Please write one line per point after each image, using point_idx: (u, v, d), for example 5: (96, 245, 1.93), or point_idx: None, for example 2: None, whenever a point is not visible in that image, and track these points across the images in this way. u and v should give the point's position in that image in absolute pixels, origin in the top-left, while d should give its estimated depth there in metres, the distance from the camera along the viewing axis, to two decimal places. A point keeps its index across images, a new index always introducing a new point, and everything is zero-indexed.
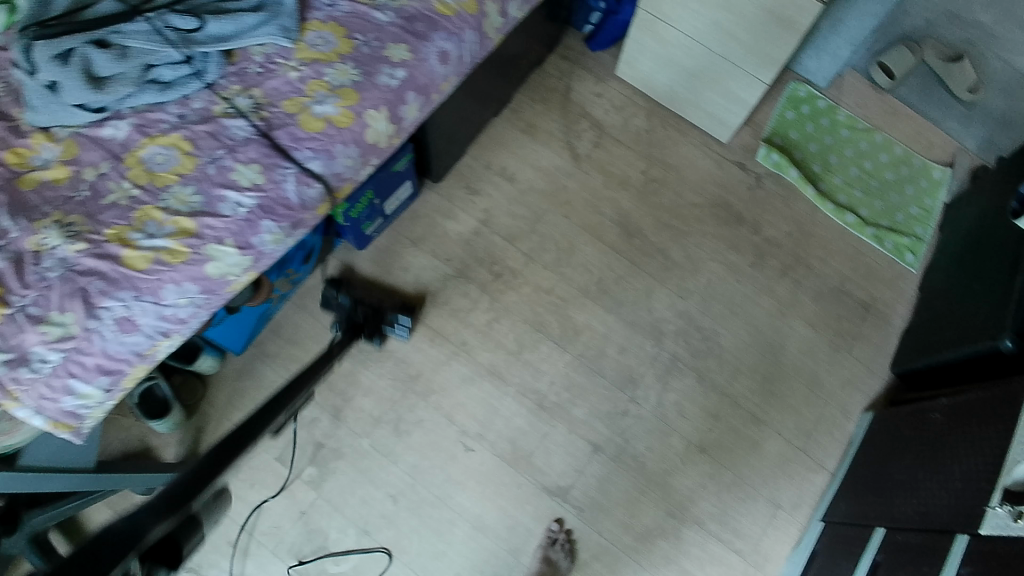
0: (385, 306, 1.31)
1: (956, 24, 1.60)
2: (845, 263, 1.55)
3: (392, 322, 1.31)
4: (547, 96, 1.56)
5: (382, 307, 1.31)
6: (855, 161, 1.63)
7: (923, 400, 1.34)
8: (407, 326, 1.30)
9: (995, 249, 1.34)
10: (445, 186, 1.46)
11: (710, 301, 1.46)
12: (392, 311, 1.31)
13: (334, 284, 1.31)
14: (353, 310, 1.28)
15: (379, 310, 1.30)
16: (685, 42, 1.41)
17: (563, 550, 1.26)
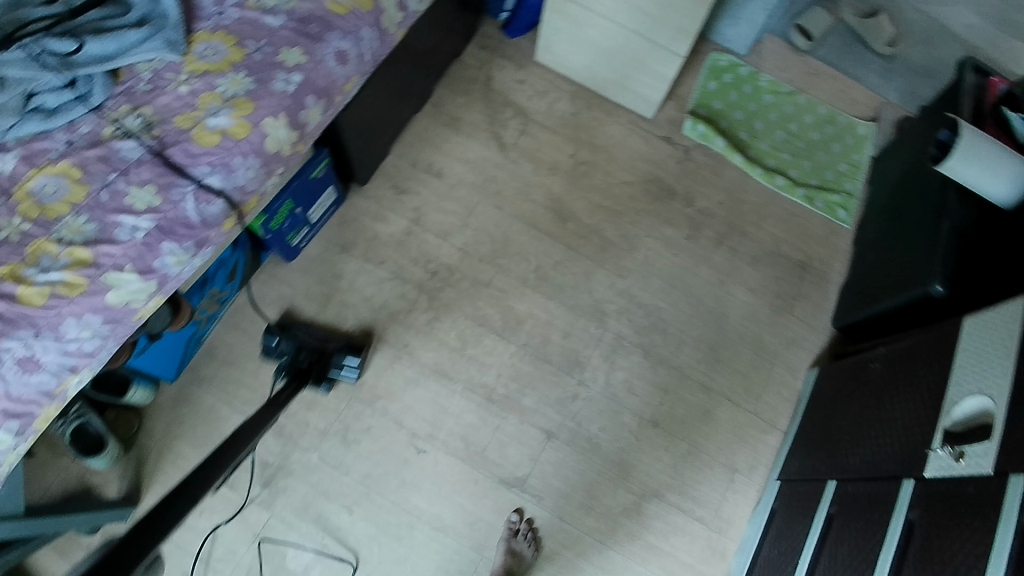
0: (330, 348, 1.28)
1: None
2: (779, 226, 1.57)
3: (340, 364, 1.27)
4: (469, 88, 1.54)
5: (326, 347, 1.27)
6: (781, 125, 1.64)
7: (863, 351, 1.37)
8: (354, 366, 1.27)
9: (921, 197, 1.38)
10: (373, 188, 1.44)
11: (649, 277, 1.47)
12: (337, 353, 1.27)
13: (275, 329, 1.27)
14: (296, 355, 1.25)
15: (326, 352, 1.27)
16: (598, 22, 1.40)
17: (526, 539, 1.24)
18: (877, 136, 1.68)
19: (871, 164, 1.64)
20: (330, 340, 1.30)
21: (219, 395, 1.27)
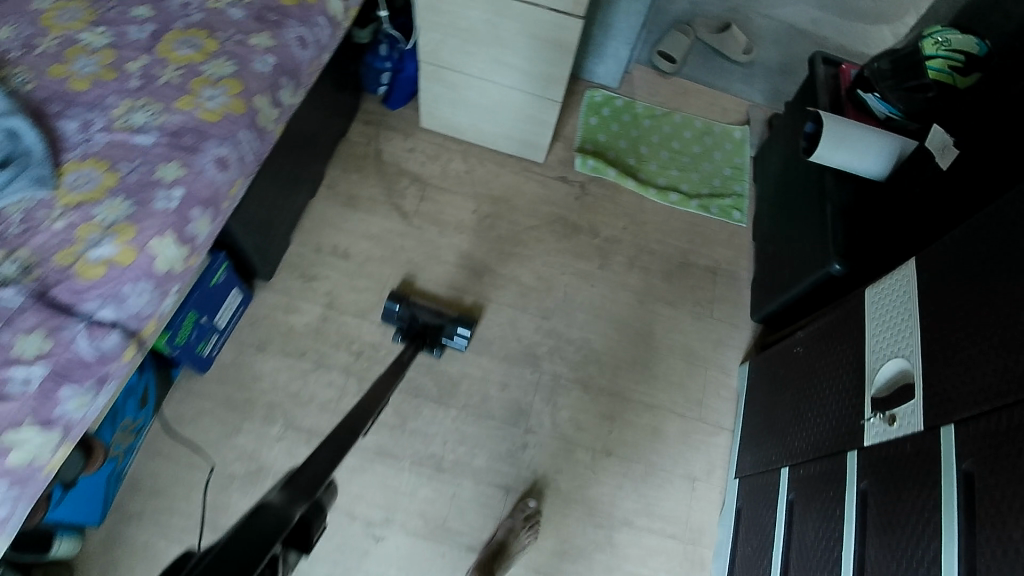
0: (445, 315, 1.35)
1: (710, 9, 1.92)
2: (682, 238, 1.64)
3: (451, 332, 1.35)
4: (360, 165, 1.55)
5: (442, 315, 1.35)
6: (663, 146, 1.72)
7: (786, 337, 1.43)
8: (466, 334, 1.34)
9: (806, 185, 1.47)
10: (281, 282, 1.41)
11: (572, 313, 1.49)
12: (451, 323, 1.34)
13: (397, 298, 1.36)
14: (414, 320, 1.34)
15: (439, 320, 1.34)
16: (474, 83, 1.45)
17: (529, 531, 1.25)
18: (754, 136, 1.78)
19: (754, 164, 1.75)
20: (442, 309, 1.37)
21: (152, 529, 1.19)
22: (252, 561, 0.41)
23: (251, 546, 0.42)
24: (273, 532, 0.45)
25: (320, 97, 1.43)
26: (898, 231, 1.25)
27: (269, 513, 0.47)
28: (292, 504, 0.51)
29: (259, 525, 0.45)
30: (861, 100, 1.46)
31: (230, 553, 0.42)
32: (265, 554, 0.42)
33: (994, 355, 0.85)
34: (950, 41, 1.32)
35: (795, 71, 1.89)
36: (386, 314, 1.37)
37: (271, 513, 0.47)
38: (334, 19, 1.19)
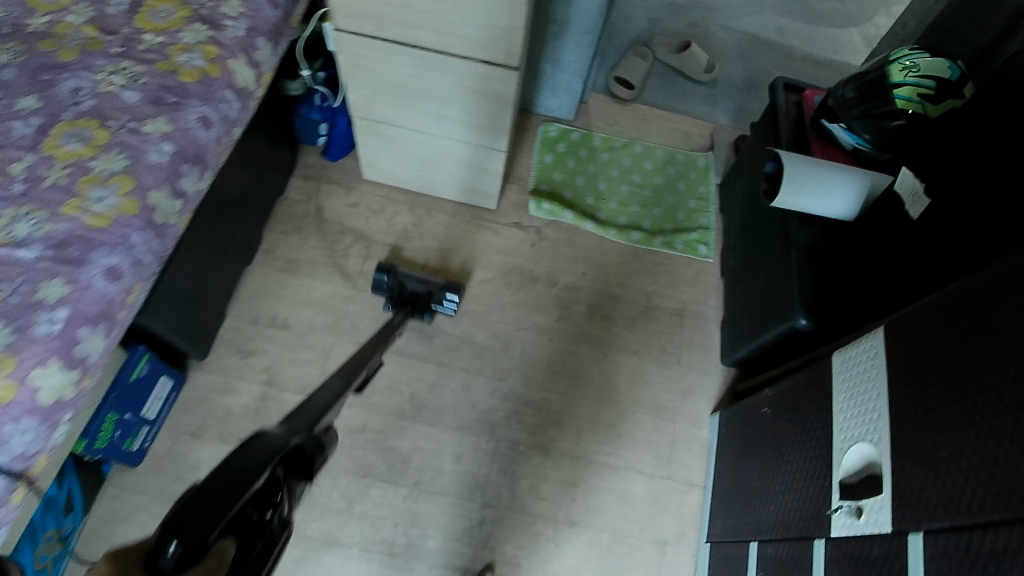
0: (432, 283, 1.37)
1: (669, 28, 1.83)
2: (647, 280, 1.55)
3: (441, 298, 1.37)
4: (300, 224, 1.47)
5: (431, 283, 1.37)
6: (622, 180, 1.64)
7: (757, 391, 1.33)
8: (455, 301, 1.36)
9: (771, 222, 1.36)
10: (217, 360, 1.34)
11: (530, 372, 1.41)
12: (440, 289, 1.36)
13: (386, 269, 1.37)
14: (403, 288, 1.36)
15: (428, 286, 1.36)
16: (412, 135, 1.36)
17: None
18: (719, 163, 1.68)
19: (720, 194, 1.66)
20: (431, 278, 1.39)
21: None
22: (251, 469, 0.52)
23: (251, 459, 0.53)
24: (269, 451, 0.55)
25: (247, 160, 1.35)
26: (864, 277, 1.14)
27: (266, 439, 0.57)
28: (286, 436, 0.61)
29: (262, 442, 0.56)
30: (827, 131, 1.35)
31: (235, 464, 0.53)
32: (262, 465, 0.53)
33: (968, 457, 0.74)
34: (921, 66, 1.19)
35: (761, 89, 1.79)
36: (375, 286, 1.38)
37: (270, 435, 0.58)
38: (243, 90, 1.10)
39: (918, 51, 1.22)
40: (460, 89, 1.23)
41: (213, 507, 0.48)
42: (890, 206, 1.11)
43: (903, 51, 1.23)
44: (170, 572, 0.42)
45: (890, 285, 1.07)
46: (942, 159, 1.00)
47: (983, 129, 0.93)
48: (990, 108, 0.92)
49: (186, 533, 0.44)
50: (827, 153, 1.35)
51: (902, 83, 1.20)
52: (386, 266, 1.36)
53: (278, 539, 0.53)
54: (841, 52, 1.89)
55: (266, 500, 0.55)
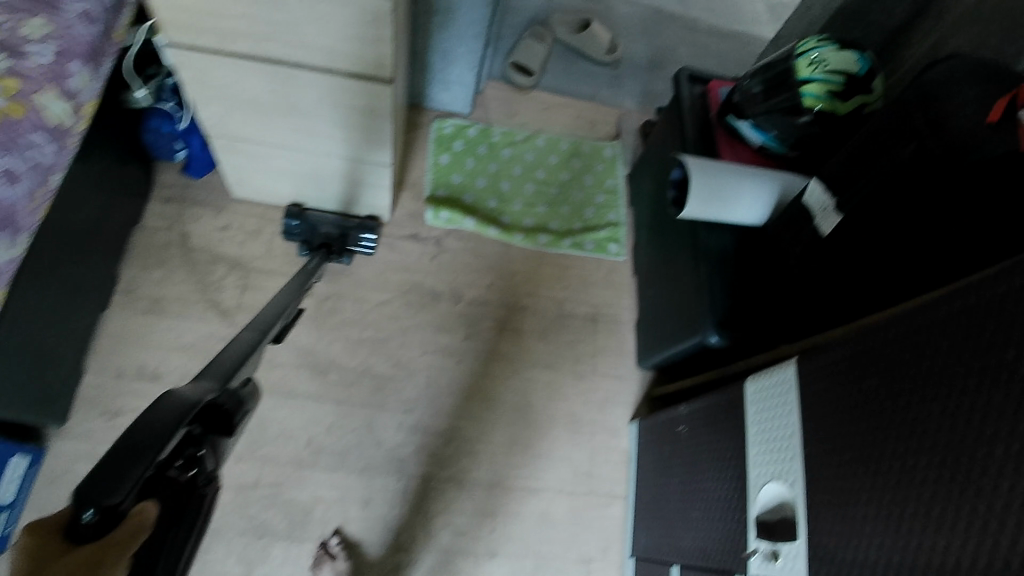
0: (346, 224, 1.33)
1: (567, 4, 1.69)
2: (558, 286, 1.46)
3: (357, 239, 1.33)
4: (163, 256, 1.29)
5: (345, 224, 1.32)
6: (527, 178, 1.53)
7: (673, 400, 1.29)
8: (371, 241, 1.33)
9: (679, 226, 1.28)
10: (77, 424, 1.17)
11: (439, 398, 1.31)
12: (355, 228, 1.32)
13: (295, 213, 1.31)
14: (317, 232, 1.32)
15: (343, 226, 1.32)
16: (282, 152, 1.21)
17: None
18: (625, 152, 1.60)
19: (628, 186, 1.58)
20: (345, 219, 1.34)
21: None
22: (165, 426, 0.50)
23: (166, 416, 0.51)
24: (178, 411, 0.52)
25: (88, 191, 1.15)
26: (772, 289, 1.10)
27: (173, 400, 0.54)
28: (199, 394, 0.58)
29: (171, 401, 0.53)
30: (733, 128, 1.28)
31: (140, 424, 0.50)
32: (176, 426, 0.50)
33: (881, 525, 0.67)
34: (829, 60, 1.11)
35: (667, 66, 1.70)
36: (286, 233, 1.33)
37: (183, 393, 0.56)
38: (58, 129, 0.91)
39: (825, 42, 1.14)
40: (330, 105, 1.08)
41: (132, 465, 0.46)
42: (799, 218, 1.05)
43: (810, 43, 1.15)
44: (91, 534, 0.42)
45: (801, 302, 1.03)
46: (846, 169, 0.93)
47: (886, 141, 0.85)
48: (896, 120, 0.85)
49: (104, 497, 0.43)
50: (735, 150, 1.28)
51: (809, 80, 1.11)
52: (295, 210, 1.31)
53: (199, 501, 0.53)
54: (742, 25, 1.82)
55: (190, 456, 0.55)
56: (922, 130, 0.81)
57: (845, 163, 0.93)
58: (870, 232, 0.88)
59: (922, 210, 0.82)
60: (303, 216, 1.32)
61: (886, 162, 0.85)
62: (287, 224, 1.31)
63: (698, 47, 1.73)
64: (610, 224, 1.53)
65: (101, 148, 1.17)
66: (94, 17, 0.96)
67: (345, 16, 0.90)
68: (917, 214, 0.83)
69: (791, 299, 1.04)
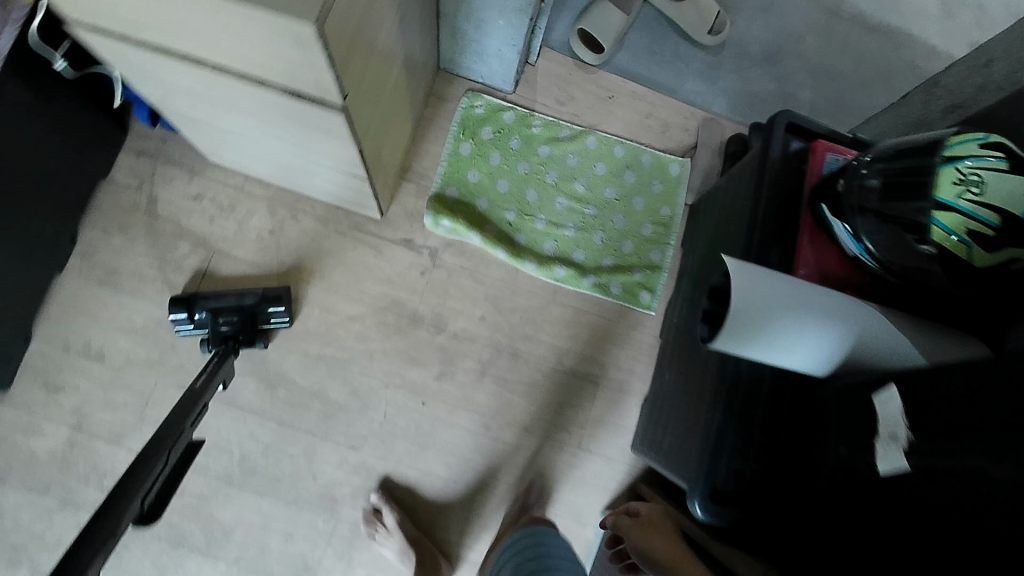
0: (248, 297, 1.11)
1: None
2: (563, 332, 1.24)
3: (266, 318, 1.11)
4: (128, 221, 1.17)
5: (244, 299, 1.10)
6: (562, 188, 1.28)
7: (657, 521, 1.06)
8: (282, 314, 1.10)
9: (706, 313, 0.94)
10: (20, 392, 1.12)
11: (391, 441, 1.16)
12: (257, 305, 1.10)
13: (182, 302, 1.09)
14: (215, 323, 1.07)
15: (241, 305, 1.10)
16: (243, 140, 1.00)
17: None
18: (686, 177, 1.32)
19: (687, 228, 1.28)
20: (245, 293, 1.11)
21: None
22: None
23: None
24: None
25: (52, 148, 1.01)
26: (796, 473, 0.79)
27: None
28: None
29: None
30: (824, 219, 0.91)
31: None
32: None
33: None
34: (986, 184, 0.71)
35: (783, 60, 1.43)
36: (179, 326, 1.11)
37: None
38: None
39: (993, 152, 0.73)
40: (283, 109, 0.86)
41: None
42: (857, 412, 0.68)
43: (968, 145, 0.74)
44: None
45: (813, 531, 0.72)
46: (938, 402, 0.57)
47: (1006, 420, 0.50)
48: None
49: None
50: (817, 248, 0.93)
51: (948, 207, 0.72)
52: (183, 299, 1.09)
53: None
54: (891, 18, 1.49)
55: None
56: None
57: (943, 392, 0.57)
58: (932, 533, 0.54)
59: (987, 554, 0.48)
60: (195, 305, 1.09)
61: (1000, 453, 0.49)
62: (176, 320, 1.10)
63: (827, 41, 1.45)
64: (646, 267, 1.27)
65: (67, 96, 0.99)
66: None
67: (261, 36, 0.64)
68: (982, 550, 0.49)
69: (810, 518, 0.73)
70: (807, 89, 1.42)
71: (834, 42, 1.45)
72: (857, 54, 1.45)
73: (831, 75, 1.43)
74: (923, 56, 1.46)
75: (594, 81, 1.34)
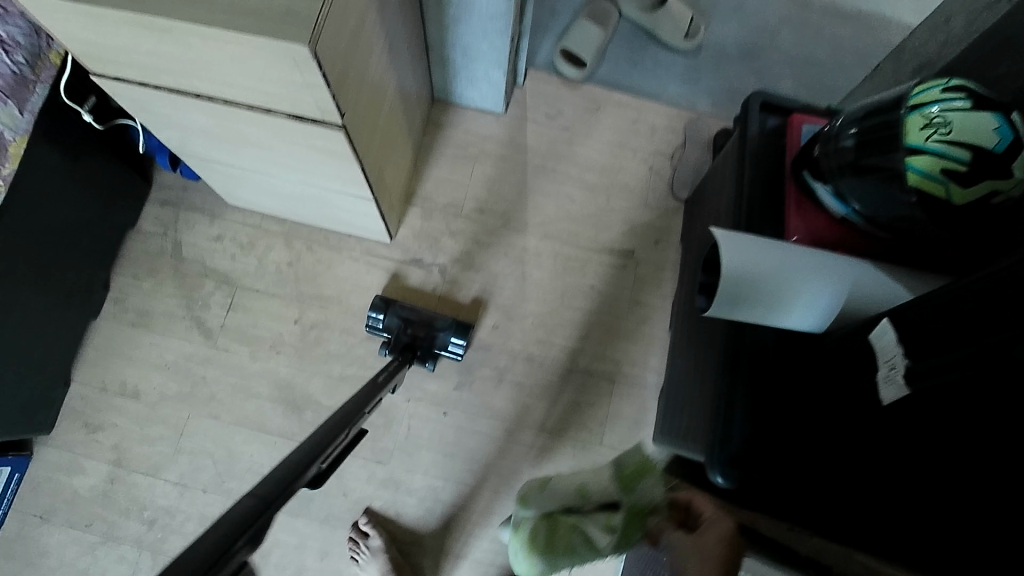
0: (437, 321, 1.19)
1: None
2: (575, 333, 1.28)
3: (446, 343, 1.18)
4: (155, 265, 1.25)
5: (435, 323, 1.18)
6: (652, 502, 0.71)
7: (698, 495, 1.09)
8: (461, 345, 1.17)
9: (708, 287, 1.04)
10: (62, 434, 1.18)
11: (416, 453, 1.20)
12: (446, 330, 1.18)
13: (382, 304, 1.19)
14: (402, 331, 1.17)
15: (432, 326, 1.18)
16: (258, 177, 1.09)
17: None
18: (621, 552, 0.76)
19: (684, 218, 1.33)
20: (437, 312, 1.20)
21: None
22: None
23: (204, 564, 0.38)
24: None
25: (79, 197, 1.09)
26: (827, 411, 0.83)
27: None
28: None
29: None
30: (809, 188, 0.98)
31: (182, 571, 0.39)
32: None
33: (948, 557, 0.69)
34: (952, 124, 0.79)
35: (761, 55, 1.44)
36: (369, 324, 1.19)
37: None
38: None
39: (957, 94, 0.82)
40: (320, 122, 0.88)
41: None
42: (849, 351, 0.82)
43: (931, 92, 0.83)
44: None
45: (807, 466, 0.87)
46: (943, 323, 0.67)
47: (1003, 318, 0.60)
48: None
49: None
50: (804, 214, 1.00)
51: (919, 150, 0.81)
52: (382, 301, 1.18)
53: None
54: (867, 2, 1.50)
55: None
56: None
57: (961, 307, 0.66)
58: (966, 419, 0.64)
59: (972, 448, 0.66)
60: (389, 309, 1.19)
61: (998, 352, 0.59)
62: (371, 317, 1.18)
63: (803, 30, 1.46)
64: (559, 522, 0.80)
65: (91, 147, 1.08)
66: (15, 44, 0.86)
67: (264, 62, 0.75)
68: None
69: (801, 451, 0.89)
70: (789, 79, 1.42)
71: (809, 31, 1.46)
72: (835, 39, 1.46)
73: (810, 63, 1.43)
74: (900, 34, 1.47)
75: (581, 94, 1.40)
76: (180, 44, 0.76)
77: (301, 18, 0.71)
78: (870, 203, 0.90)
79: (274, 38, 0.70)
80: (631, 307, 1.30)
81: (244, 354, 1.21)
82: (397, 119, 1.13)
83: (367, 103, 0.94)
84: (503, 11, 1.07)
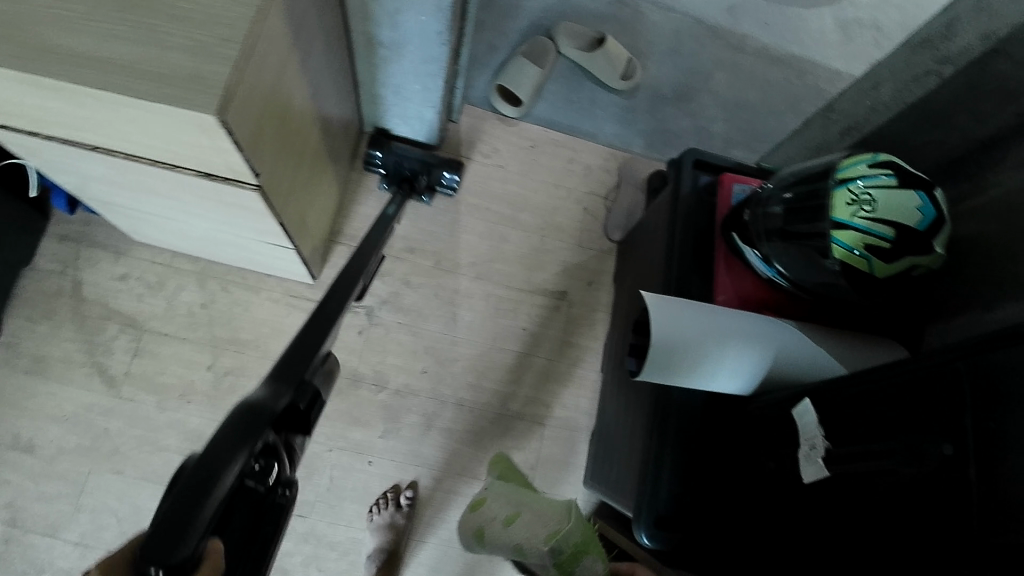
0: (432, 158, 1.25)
1: (574, 16, 1.44)
2: (505, 377, 1.25)
3: (439, 178, 1.25)
4: (54, 306, 1.15)
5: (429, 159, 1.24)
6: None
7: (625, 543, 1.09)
8: (455, 182, 1.24)
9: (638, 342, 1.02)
10: None
11: (340, 504, 1.16)
12: (440, 166, 1.24)
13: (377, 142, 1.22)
14: (400, 167, 1.23)
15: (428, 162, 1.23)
16: (167, 221, 1.02)
17: None
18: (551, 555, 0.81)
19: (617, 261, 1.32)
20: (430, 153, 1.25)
21: None
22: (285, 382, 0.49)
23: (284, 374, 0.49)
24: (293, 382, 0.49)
25: None
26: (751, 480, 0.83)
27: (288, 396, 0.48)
28: (274, 395, 0.47)
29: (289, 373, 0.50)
30: (737, 248, 0.98)
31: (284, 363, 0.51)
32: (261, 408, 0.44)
33: None
34: (877, 202, 0.80)
35: (695, 97, 1.45)
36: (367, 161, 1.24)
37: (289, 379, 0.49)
38: None
39: (882, 170, 0.82)
40: (231, 180, 0.81)
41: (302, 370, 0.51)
42: (773, 424, 0.81)
43: (857, 166, 0.83)
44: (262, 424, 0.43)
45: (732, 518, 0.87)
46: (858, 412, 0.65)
47: (913, 419, 0.58)
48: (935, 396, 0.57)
49: (170, 553, 0.32)
50: (734, 273, 1.00)
51: (845, 225, 0.81)
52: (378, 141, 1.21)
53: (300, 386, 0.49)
54: (796, 49, 1.53)
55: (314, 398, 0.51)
56: (962, 434, 0.53)
57: (871, 398, 0.64)
58: (851, 513, 0.62)
59: None
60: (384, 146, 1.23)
61: (906, 451, 0.58)
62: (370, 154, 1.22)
63: (736, 74, 1.48)
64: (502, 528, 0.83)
65: None
66: None
67: (167, 125, 0.69)
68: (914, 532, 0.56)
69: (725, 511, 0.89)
70: (721, 122, 1.44)
71: (742, 75, 1.47)
72: (766, 83, 1.48)
73: (742, 107, 1.45)
74: (827, 80, 1.51)
75: (517, 131, 1.37)
76: (72, 101, 0.68)
77: (208, 84, 0.65)
78: (796, 269, 0.91)
79: (176, 105, 0.64)
80: (562, 351, 1.28)
81: (153, 402, 1.13)
82: (320, 161, 1.07)
83: (284, 158, 0.89)
84: (437, 55, 1.03)
